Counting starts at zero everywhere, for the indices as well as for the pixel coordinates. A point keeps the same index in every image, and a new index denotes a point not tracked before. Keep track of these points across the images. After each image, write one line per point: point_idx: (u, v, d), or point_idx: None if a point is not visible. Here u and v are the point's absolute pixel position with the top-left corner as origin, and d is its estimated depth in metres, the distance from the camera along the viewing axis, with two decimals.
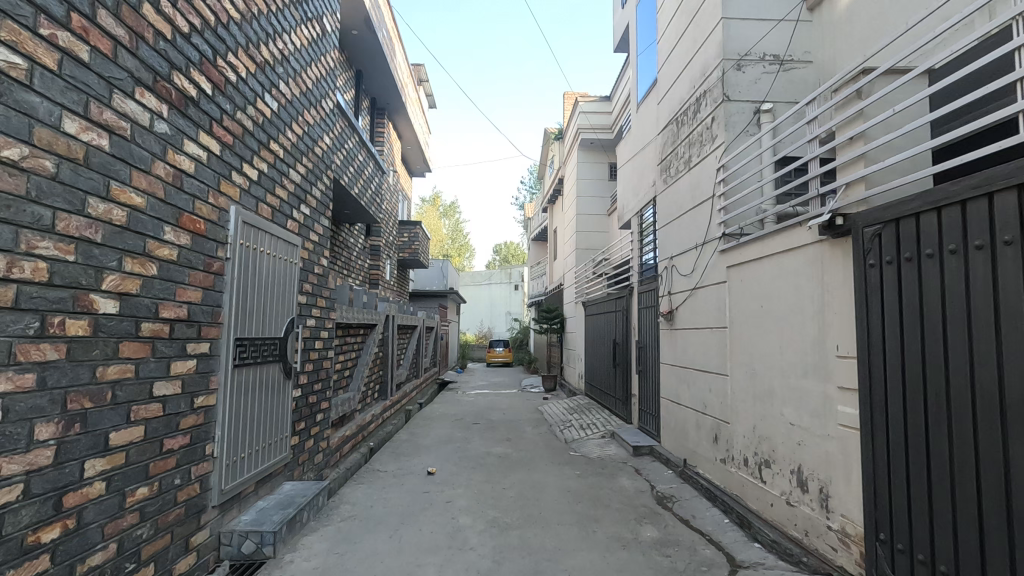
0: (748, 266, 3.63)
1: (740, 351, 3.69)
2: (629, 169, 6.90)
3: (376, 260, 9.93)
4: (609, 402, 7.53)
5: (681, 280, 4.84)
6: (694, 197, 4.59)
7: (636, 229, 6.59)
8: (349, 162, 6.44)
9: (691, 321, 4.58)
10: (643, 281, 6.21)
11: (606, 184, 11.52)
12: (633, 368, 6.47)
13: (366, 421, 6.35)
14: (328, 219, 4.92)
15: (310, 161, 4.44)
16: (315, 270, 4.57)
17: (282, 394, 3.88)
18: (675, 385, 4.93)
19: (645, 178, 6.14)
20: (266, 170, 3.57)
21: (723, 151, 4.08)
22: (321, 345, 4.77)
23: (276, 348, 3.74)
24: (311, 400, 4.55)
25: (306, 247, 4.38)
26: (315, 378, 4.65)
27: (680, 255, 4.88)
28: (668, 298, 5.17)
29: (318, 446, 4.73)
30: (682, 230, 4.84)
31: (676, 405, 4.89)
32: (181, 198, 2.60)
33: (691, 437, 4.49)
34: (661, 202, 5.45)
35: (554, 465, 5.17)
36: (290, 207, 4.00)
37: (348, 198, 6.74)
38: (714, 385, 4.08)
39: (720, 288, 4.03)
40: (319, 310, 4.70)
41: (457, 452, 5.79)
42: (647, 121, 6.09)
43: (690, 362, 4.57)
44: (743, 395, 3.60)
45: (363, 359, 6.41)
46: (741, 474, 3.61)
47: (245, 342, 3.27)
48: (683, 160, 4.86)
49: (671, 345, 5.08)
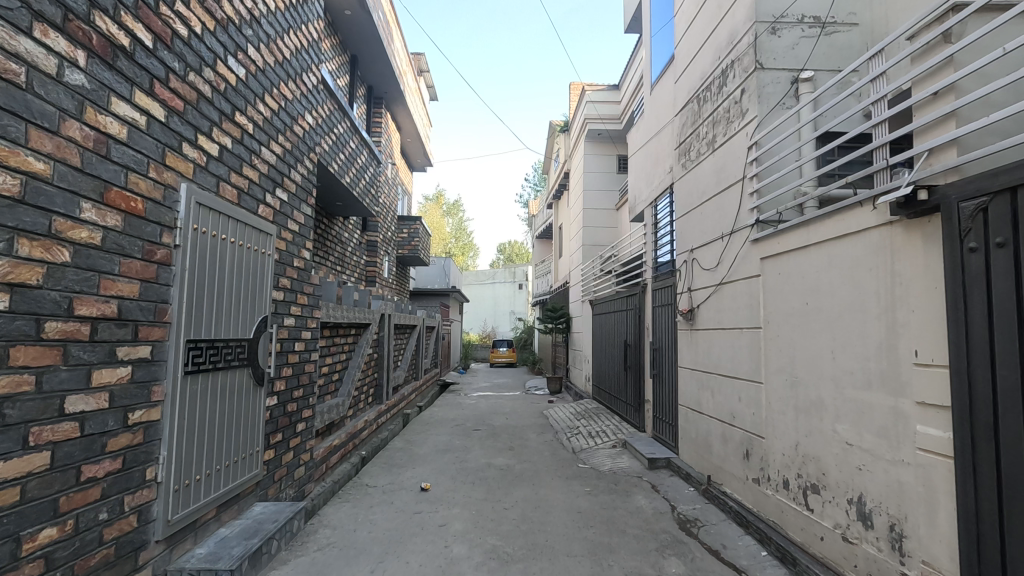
0: (788, 257, 3.13)
1: (777, 355, 3.20)
2: (642, 157, 6.38)
3: (373, 256, 9.46)
4: (619, 407, 7.04)
5: (704, 276, 4.34)
6: (719, 182, 4.08)
7: (650, 222, 6.08)
8: (339, 148, 5.95)
9: (716, 321, 4.08)
10: (658, 277, 5.70)
11: (615, 178, 10.99)
12: (646, 372, 5.98)
13: (358, 429, 5.87)
14: (311, 207, 4.43)
15: (288, 140, 3.95)
16: (294, 263, 4.08)
17: (252, 403, 3.42)
18: (697, 391, 4.43)
19: (660, 166, 5.62)
20: (229, 145, 3.09)
21: (755, 126, 3.58)
22: (303, 347, 4.29)
23: (243, 350, 3.27)
24: (291, 408, 4.08)
25: (283, 236, 3.90)
26: (296, 384, 4.17)
27: (703, 248, 4.37)
28: (688, 295, 4.67)
29: (300, 459, 4.26)
30: (705, 220, 4.33)
31: (698, 415, 4.38)
32: (108, 168, 2.12)
33: (716, 451, 3.99)
34: (680, 190, 4.93)
35: (561, 479, 4.68)
36: (262, 190, 3.52)
37: (338, 187, 6.26)
38: (745, 394, 3.58)
39: (752, 284, 3.53)
40: (300, 307, 4.22)
41: (455, 464, 5.30)
42: (662, 103, 5.59)
43: (715, 367, 4.07)
44: (782, 407, 3.10)
45: (354, 362, 5.93)
46: (779, 499, 3.11)
47: (201, 344, 2.80)
48: (707, 141, 4.36)
49: (691, 347, 4.58)
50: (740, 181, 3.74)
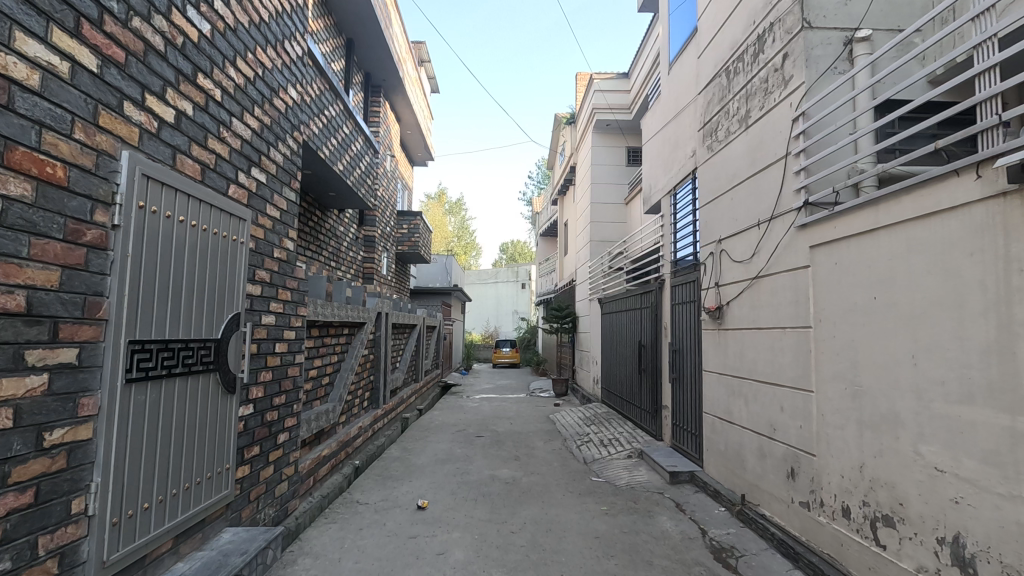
0: (846, 244, 2.66)
1: (832, 359, 2.73)
2: (659, 142, 5.90)
3: (371, 252, 8.99)
4: (632, 413, 6.57)
5: (736, 269, 3.87)
6: (754, 163, 3.61)
7: (668, 212, 5.61)
8: (330, 132, 5.49)
9: (752, 319, 3.61)
10: (677, 273, 5.24)
11: (625, 171, 10.50)
12: (664, 376, 5.51)
13: (350, 436, 5.42)
14: (295, 191, 3.96)
15: (267, 115, 3.49)
16: (274, 254, 3.61)
17: (220, 413, 2.95)
18: (726, 398, 3.96)
19: (680, 150, 5.15)
20: (190, 110, 2.63)
21: (801, 94, 3.10)
22: (285, 348, 3.83)
23: (209, 353, 2.80)
24: (271, 418, 3.62)
25: (261, 222, 3.43)
26: (277, 389, 3.71)
27: (734, 237, 3.90)
28: (715, 290, 4.20)
29: (282, 473, 3.81)
30: (737, 206, 3.86)
31: (728, 424, 3.91)
32: (9, 122, 1.67)
33: (752, 467, 3.52)
34: (706, 175, 4.45)
35: (573, 496, 4.20)
36: (233, 167, 3.05)
37: (330, 175, 5.79)
38: (788, 403, 3.11)
39: (797, 276, 3.06)
40: (282, 303, 3.76)
41: (455, 476, 4.83)
42: (683, 82, 5.12)
43: (750, 371, 3.59)
44: (841, 420, 2.63)
45: (347, 364, 5.47)
46: (836, 529, 2.64)
47: (150, 346, 2.33)
48: (739, 117, 3.88)
49: (719, 348, 4.11)
50: (780, 159, 3.27)
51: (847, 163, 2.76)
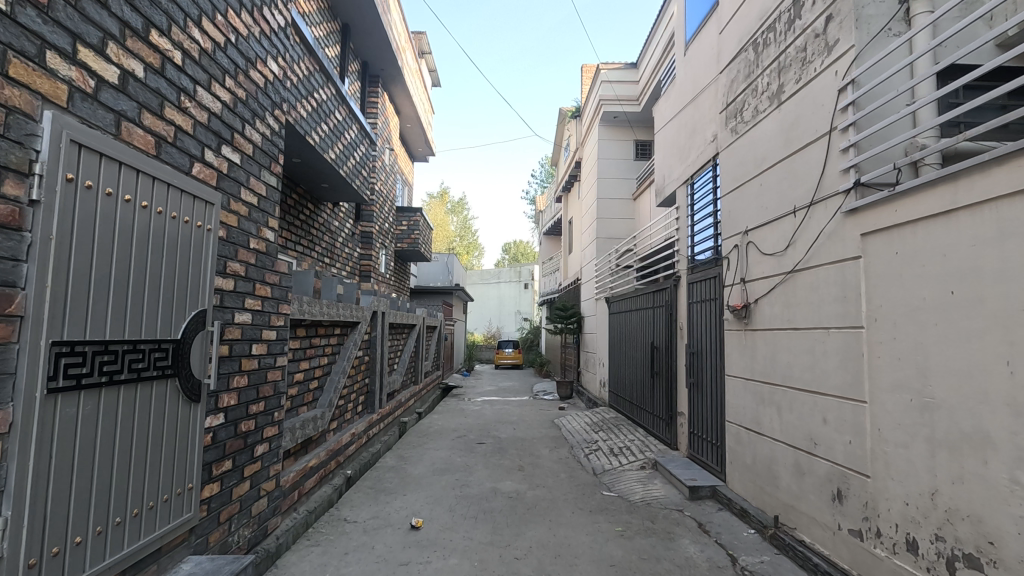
0: (910, 230, 2.27)
1: (892, 366, 2.34)
2: (674, 129, 5.51)
3: (368, 249, 8.60)
4: (644, 419, 6.17)
5: (766, 264, 3.47)
6: (789, 143, 3.21)
7: (684, 204, 5.21)
8: (320, 117, 5.10)
9: (786, 318, 3.21)
10: (694, 269, 4.84)
11: (633, 166, 10.09)
12: (681, 381, 5.11)
13: (341, 444, 5.04)
14: (276, 176, 3.57)
15: (242, 88, 3.10)
16: (250, 245, 3.22)
17: (180, 427, 2.55)
18: (754, 406, 3.56)
19: (698, 136, 4.75)
20: (142, 72, 2.25)
21: (850, 60, 2.69)
22: (264, 350, 3.44)
23: (166, 356, 2.41)
24: (247, 428, 3.23)
25: (234, 208, 3.04)
26: (254, 396, 3.32)
27: (764, 228, 3.51)
28: (741, 287, 3.80)
29: (260, 489, 3.42)
30: (768, 193, 3.46)
31: (756, 436, 3.52)
32: None
33: (787, 485, 3.12)
34: (729, 161, 4.05)
35: (583, 514, 3.81)
36: (198, 143, 2.67)
37: (320, 164, 5.41)
38: (834, 415, 2.71)
39: (844, 269, 2.67)
40: (260, 300, 3.37)
41: (453, 490, 4.44)
42: (701, 62, 4.73)
43: (784, 377, 3.20)
44: (904, 437, 2.24)
45: (338, 367, 5.09)
46: (899, 565, 2.24)
47: (83, 349, 1.95)
48: (769, 94, 3.47)
49: (745, 350, 3.72)
50: (823, 137, 2.87)
51: (905, 138, 2.35)
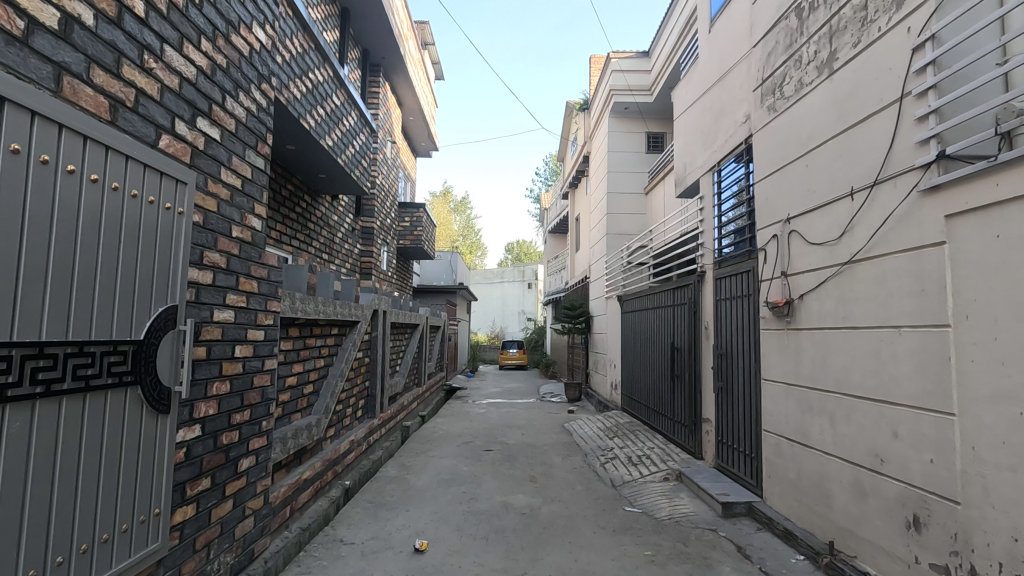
0: (1016, 208, 1.88)
1: (991, 372, 1.95)
2: (696, 113, 5.11)
3: (369, 245, 8.23)
4: (663, 425, 5.78)
5: (813, 255, 3.08)
6: (844, 116, 2.82)
7: (709, 193, 4.82)
8: (316, 100, 4.71)
9: (841, 315, 2.82)
10: (723, 262, 4.45)
11: (644, 159, 9.70)
12: (707, 384, 4.72)
13: (338, 453, 4.66)
14: (263, 158, 3.18)
15: (222, 53, 2.72)
16: (231, 233, 2.83)
17: (146, 443, 2.18)
18: (799, 415, 3.17)
19: (727, 118, 4.35)
20: (92, 18, 1.88)
21: (927, 13, 2.30)
22: (250, 352, 3.06)
23: (124, 360, 2.04)
24: (228, 440, 2.85)
25: (212, 190, 2.66)
26: (238, 404, 2.94)
27: (811, 214, 3.11)
28: (782, 281, 3.41)
29: (245, 508, 3.04)
30: (816, 175, 3.07)
31: (802, 448, 3.13)
32: None
33: (844, 507, 2.73)
34: (766, 142, 3.66)
35: (606, 534, 3.42)
36: (166, 110, 2.29)
37: (316, 151, 5.04)
38: (908, 428, 2.33)
39: (921, 257, 2.28)
40: (244, 296, 2.99)
41: (460, 505, 4.06)
42: (731, 37, 4.33)
43: (839, 383, 2.81)
44: (1011, 458, 1.86)
45: (335, 370, 4.71)
46: None
47: (6, 353, 1.58)
48: (818, 64, 3.08)
49: (788, 352, 3.33)
50: (892, 105, 2.48)
51: (995, 104, 1.97)
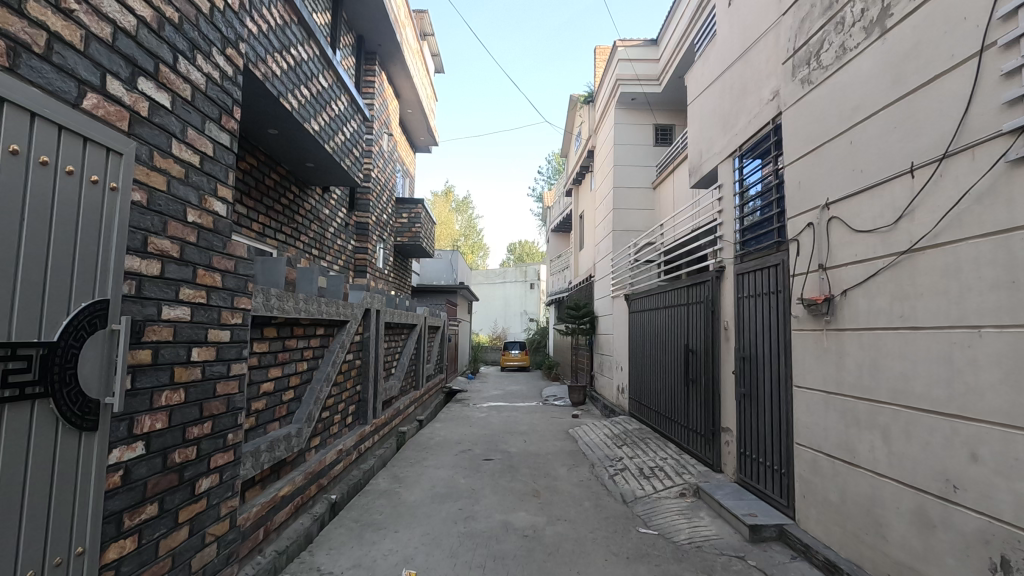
0: None
1: None
2: (714, 95, 4.70)
3: (363, 241, 7.82)
4: (676, 433, 5.35)
5: (861, 244, 2.67)
6: (903, 80, 2.42)
7: (729, 180, 4.41)
8: (300, 78, 4.32)
9: (897, 313, 2.41)
10: (746, 256, 4.02)
11: (653, 152, 9.29)
12: (727, 390, 4.30)
13: (323, 465, 4.26)
14: (227, 133, 2.78)
15: (173, 4, 2.32)
16: (186, 218, 2.42)
17: (65, 468, 1.79)
18: (842, 429, 2.76)
19: (751, 97, 3.94)
20: None
21: None
22: (210, 355, 2.65)
23: (29, 368, 1.66)
24: (183, 458, 2.45)
25: (161, 165, 2.26)
26: (195, 415, 2.54)
27: (857, 197, 2.70)
28: (820, 276, 3.00)
29: (205, 535, 2.64)
30: (864, 151, 2.66)
31: (846, 467, 2.72)
32: None
33: (904, 539, 2.32)
34: (799, 119, 3.26)
35: (620, 563, 3.02)
36: (93, 63, 1.90)
37: (302, 136, 4.65)
38: (992, 451, 1.92)
39: (1011, 242, 1.87)
40: (203, 291, 2.58)
41: (455, 525, 3.65)
42: (756, 7, 3.92)
43: (896, 394, 2.40)
44: None
45: (319, 374, 4.31)
46: None
47: None
48: (865, 23, 2.68)
49: (827, 356, 2.91)
50: (968, 61, 2.08)
51: None
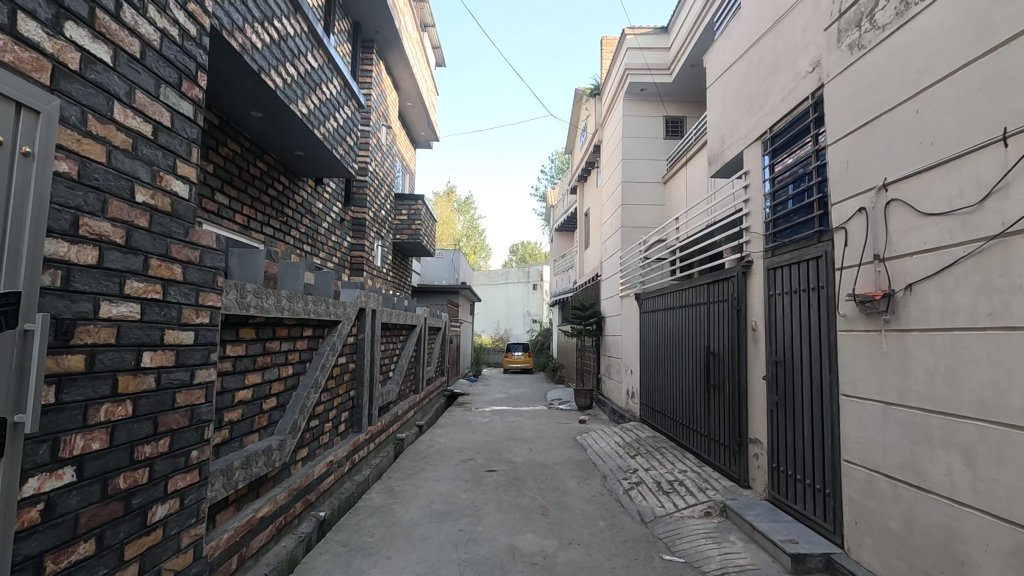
0: None
1: None
2: (739, 74, 4.31)
3: (360, 238, 7.44)
4: (697, 443, 4.94)
5: (933, 229, 2.27)
6: (990, 31, 2.02)
7: (758, 166, 4.01)
8: (286, 54, 3.95)
9: (985, 310, 2.01)
10: (781, 249, 3.61)
11: (663, 146, 8.89)
12: (756, 398, 3.89)
13: (310, 479, 3.86)
14: (189, 102, 2.38)
15: None
16: (134, 197, 2.03)
17: None
18: (908, 447, 2.36)
19: (785, 72, 3.55)
20: None
21: None
22: (168, 361, 2.25)
23: None
24: (130, 483, 2.05)
25: (98, 131, 1.87)
26: (147, 432, 2.14)
27: (926, 175, 2.30)
28: (876, 269, 2.59)
29: (161, 571, 2.24)
30: (936, 119, 2.27)
31: (913, 492, 2.32)
32: None
33: None
34: (847, 90, 2.86)
35: None
36: None
37: (289, 120, 4.27)
38: None
39: None
40: (158, 286, 2.18)
41: (455, 550, 3.25)
42: None
43: (983, 407, 2.00)
44: None
45: (307, 380, 3.92)
46: None
47: None
48: None
49: (885, 362, 2.51)
50: None
51: None
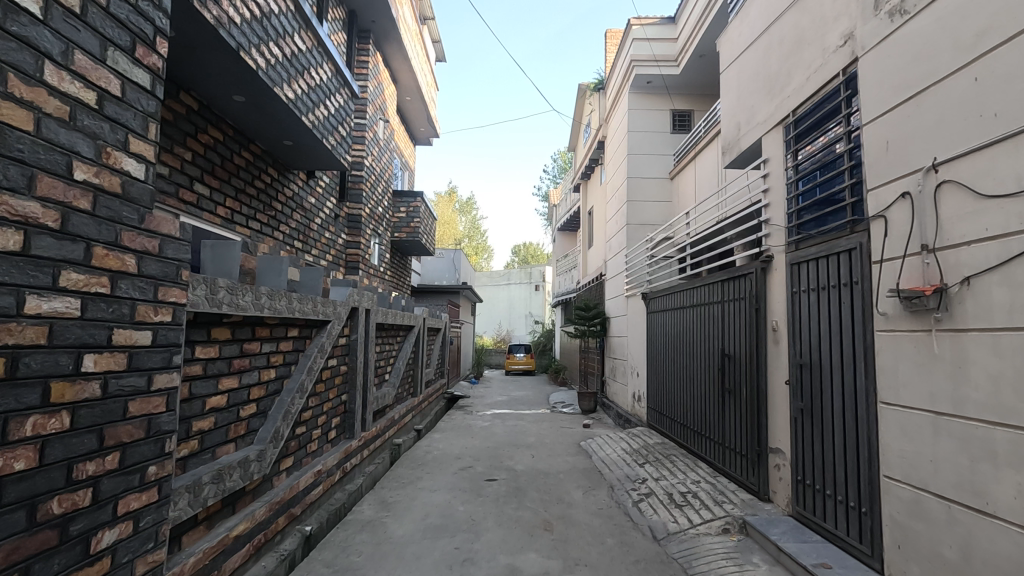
0: None
1: None
2: (757, 56, 4.01)
3: (355, 235, 7.16)
4: (710, 451, 4.63)
5: (996, 213, 1.97)
6: None
7: (779, 152, 3.70)
8: (270, 33, 3.66)
9: None
10: (806, 241, 3.31)
11: (670, 140, 8.60)
12: (778, 404, 3.59)
13: (294, 492, 3.56)
14: (145, 70, 2.04)
15: None
16: (70, 174, 1.70)
17: None
18: (964, 463, 2.06)
19: (811, 48, 3.25)
20: None
21: None
22: (117, 363, 1.89)
23: None
24: (65, 508, 1.71)
25: (19, 92, 1.54)
26: (88, 447, 1.79)
27: (989, 151, 2.00)
28: (923, 260, 2.29)
29: None
30: (1000, 87, 1.97)
31: (970, 515, 2.03)
32: None
33: None
34: (885, 61, 2.56)
35: None
36: None
37: (275, 106, 3.99)
38: None
39: None
40: (104, 279, 1.83)
41: (449, 572, 2.95)
42: None
43: None
44: None
45: (291, 384, 3.63)
46: None
47: None
48: None
49: (936, 365, 2.21)
50: None
51: None
